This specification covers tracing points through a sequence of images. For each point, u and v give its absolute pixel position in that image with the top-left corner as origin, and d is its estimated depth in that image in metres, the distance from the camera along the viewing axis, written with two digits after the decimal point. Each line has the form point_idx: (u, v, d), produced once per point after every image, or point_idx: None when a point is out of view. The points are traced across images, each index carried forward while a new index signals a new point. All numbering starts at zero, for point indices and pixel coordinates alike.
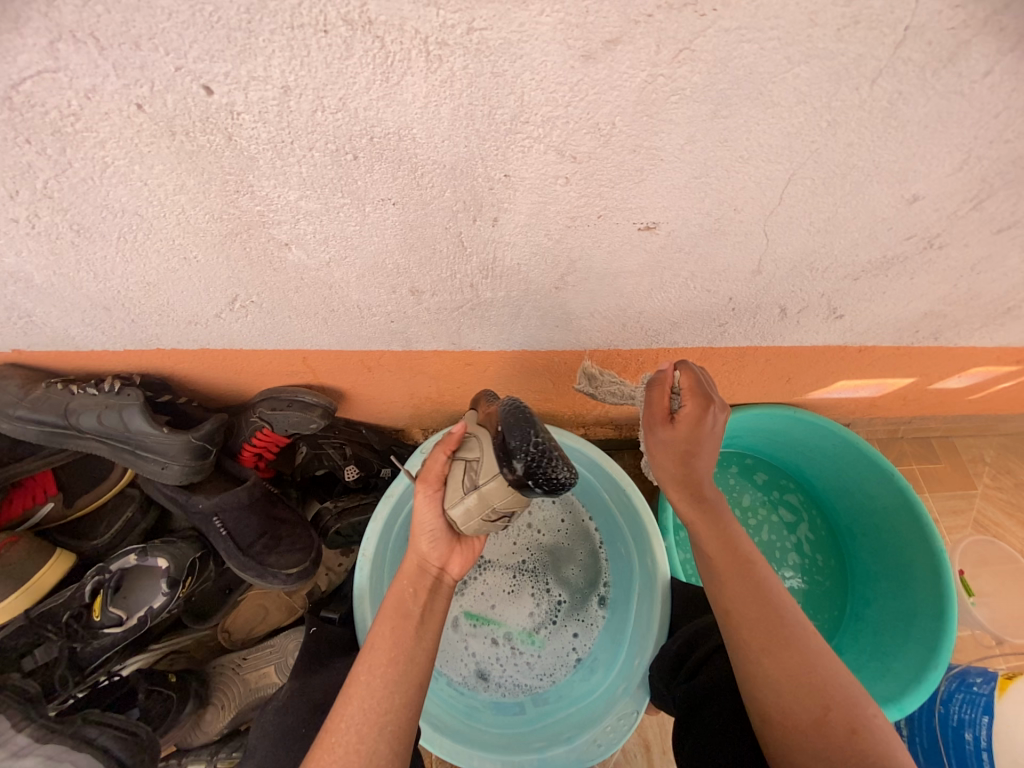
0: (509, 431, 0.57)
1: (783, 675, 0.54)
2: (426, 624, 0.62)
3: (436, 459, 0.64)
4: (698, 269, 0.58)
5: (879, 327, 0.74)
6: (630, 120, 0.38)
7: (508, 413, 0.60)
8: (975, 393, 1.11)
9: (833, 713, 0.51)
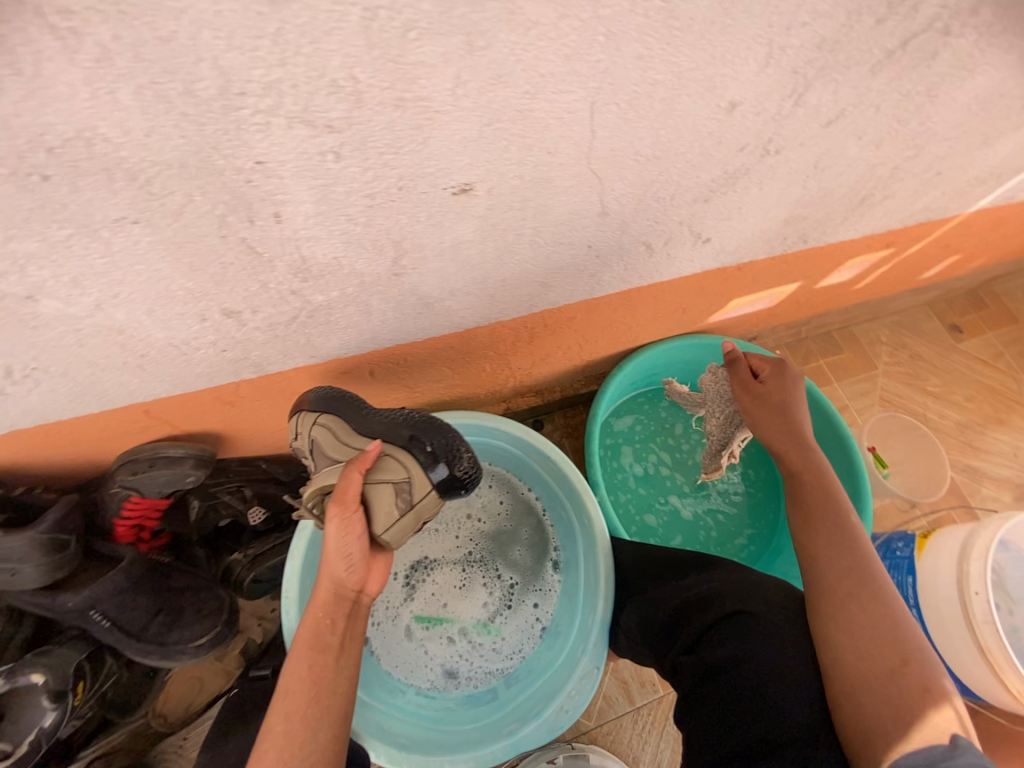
0: (433, 441, 0.64)
1: (872, 633, 0.52)
2: (348, 652, 0.60)
3: (352, 479, 0.61)
4: (541, 224, 0.53)
5: (748, 242, 0.73)
6: (372, 70, 0.31)
7: (417, 424, 0.65)
8: (858, 282, 1.16)
9: (910, 667, 0.50)
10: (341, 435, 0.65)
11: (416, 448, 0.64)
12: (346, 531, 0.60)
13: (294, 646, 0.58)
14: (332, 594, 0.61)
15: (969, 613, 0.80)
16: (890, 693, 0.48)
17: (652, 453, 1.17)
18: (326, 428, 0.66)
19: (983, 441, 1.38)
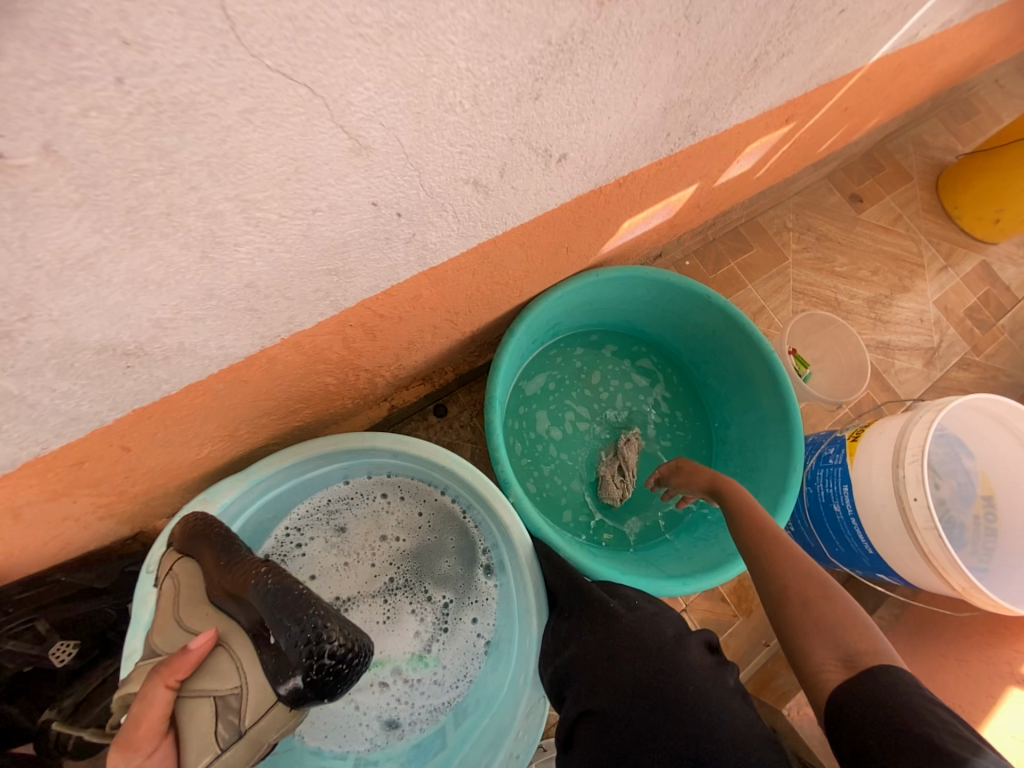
0: (280, 636, 0.44)
1: (795, 573, 0.53)
2: None
3: (155, 700, 0.40)
4: (255, 192, 0.30)
5: (620, 147, 0.53)
6: None
7: (267, 602, 0.45)
8: (760, 168, 1.01)
9: (816, 590, 0.51)
10: (183, 605, 0.48)
11: (262, 641, 0.44)
12: None
13: None
14: None
15: (911, 519, 0.76)
16: (822, 626, 0.48)
17: (570, 411, 1.00)
18: (177, 586, 0.49)
19: (891, 313, 1.35)
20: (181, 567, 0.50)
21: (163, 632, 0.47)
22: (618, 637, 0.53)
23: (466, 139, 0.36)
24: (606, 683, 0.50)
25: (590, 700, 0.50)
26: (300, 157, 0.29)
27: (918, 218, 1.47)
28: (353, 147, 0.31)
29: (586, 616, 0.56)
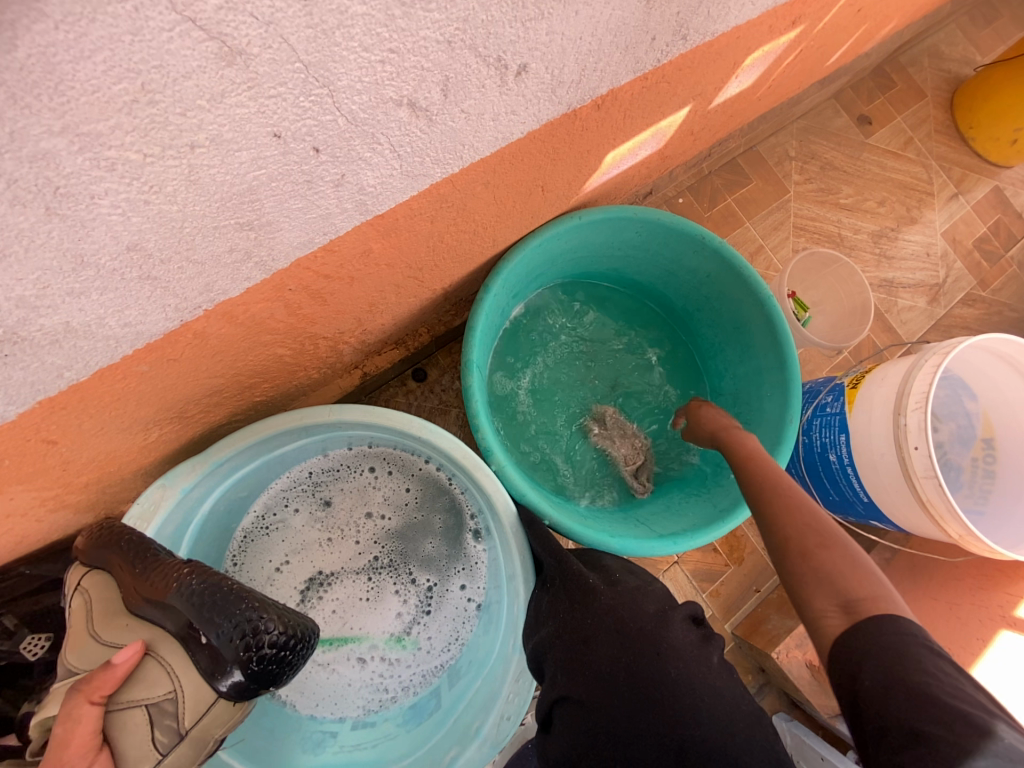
0: (211, 633, 0.49)
1: (795, 524, 0.49)
2: None
3: (83, 717, 0.45)
4: (98, 122, 0.23)
5: (595, 56, 0.43)
6: None
7: (192, 604, 0.50)
8: (761, 86, 0.89)
9: (810, 535, 0.47)
10: (96, 622, 0.52)
11: (192, 642, 0.50)
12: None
13: None
14: None
15: (909, 467, 0.73)
16: (823, 575, 0.45)
17: (555, 367, 0.94)
18: (92, 600, 0.53)
19: (896, 247, 1.26)
20: (91, 583, 0.54)
21: (79, 651, 0.51)
22: (599, 619, 0.50)
23: (387, 42, 0.28)
24: (584, 667, 0.48)
25: (567, 686, 0.48)
26: (147, 68, 0.22)
27: (931, 140, 1.34)
28: (222, 53, 0.23)
29: (566, 596, 0.53)
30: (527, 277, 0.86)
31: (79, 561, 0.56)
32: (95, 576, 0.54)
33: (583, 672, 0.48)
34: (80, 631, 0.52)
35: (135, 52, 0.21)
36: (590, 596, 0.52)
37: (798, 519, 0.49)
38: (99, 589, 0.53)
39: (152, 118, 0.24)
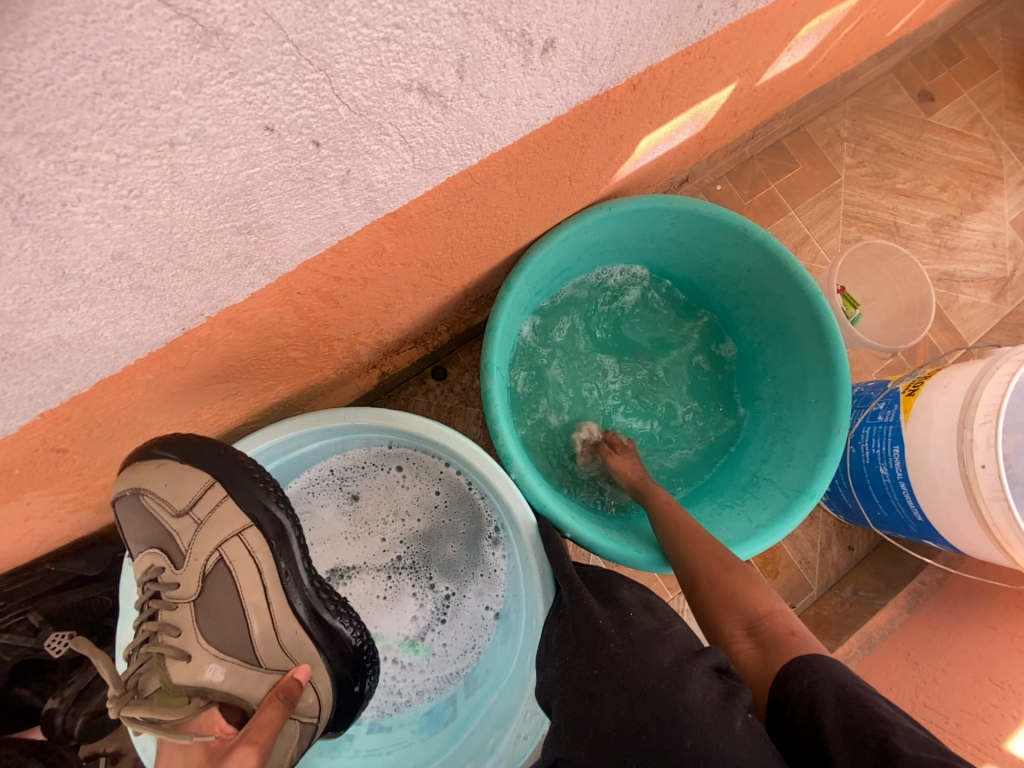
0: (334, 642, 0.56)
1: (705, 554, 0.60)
2: None
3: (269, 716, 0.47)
4: (58, 120, 0.20)
5: (631, 28, 0.38)
6: None
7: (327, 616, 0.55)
8: (813, 60, 0.80)
9: (712, 565, 0.58)
10: (218, 597, 0.52)
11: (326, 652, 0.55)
12: None
13: None
14: None
15: (973, 488, 0.67)
16: (730, 598, 0.55)
17: (580, 366, 0.90)
18: (240, 572, 0.52)
19: (959, 236, 1.15)
20: (231, 555, 0.52)
21: (188, 625, 0.52)
22: (607, 669, 0.47)
23: (390, 16, 0.24)
24: (589, 725, 0.44)
25: (571, 747, 0.44)
26: (106, 54, 0.19)
27: (1004, 116, 1.21)
28: (196, 34, 0.20)
29: (576, 639, 0.52)
30: (551, 274, 0.81)
31: (195, 525, 0.51)
32: (225, 548, 0.52)
33: (586, 732, 0.44)
34: (215, 597, 0.52)
35: (89, 34, 0.18)
36: (599, 641, 0.49)
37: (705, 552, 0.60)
38: (247, 558, 0.52)
39: (120, 113, 0.21)
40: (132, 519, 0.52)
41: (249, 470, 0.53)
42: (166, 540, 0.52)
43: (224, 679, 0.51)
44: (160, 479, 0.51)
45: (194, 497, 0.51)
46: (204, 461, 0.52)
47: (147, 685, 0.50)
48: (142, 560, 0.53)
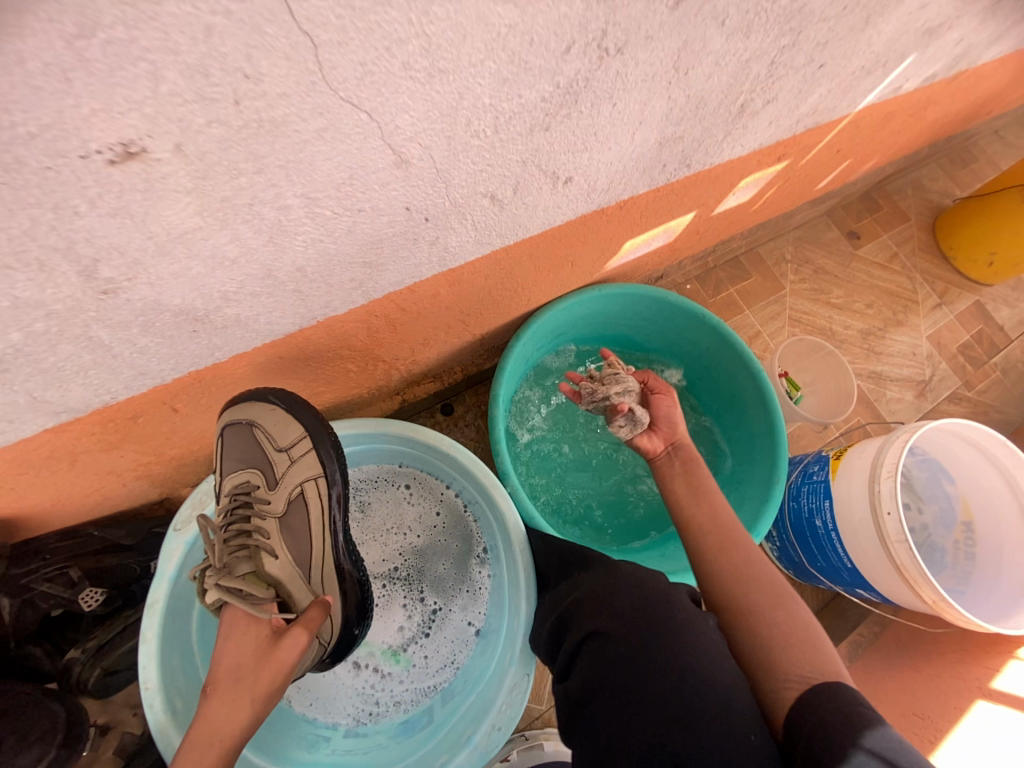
0: (354, 584, 0.70)
1: (762, 580, 0.54)
2: (235, 706, 0.51)
3: (312, 612, 0.62)
4: (317, 194, 0.38)
5: (619, 174, 0.61)
6: None
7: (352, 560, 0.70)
8: (755, 203, 1.09)
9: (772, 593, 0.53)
10: (291, 517, 0.66)
11: (348, 588, 0.69)
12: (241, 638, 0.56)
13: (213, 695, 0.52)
14: (229, 683, 0.52)
15: (884, 531, 0.81)
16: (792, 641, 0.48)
17: (569, 415, 1.07)
18: (316, 504, 0.66)
19: (884, 344, 1.40)
20: (307, 491, 0.66)
21: (268, 532, 0.65)
22: (616, 577, 0.56)
23: (485, 159, 0.44)
24: (607, 606, 0.53)
25: (596, 622, 0.52)
26: (354, 167, 0.37)
27: (914, 257, 1.53)
28: (395, 161, 0.39)
29: (589, 568, 0.62)
30: (550, 335, 1.01)
31: (289, 460, 0.65)
32: (306, 483, 0.66)
33: (603, 611, 0.53)
34: (295, 517, 0.66)
35: (351, 159, 0.36)
36: (606, 565, 0.60)
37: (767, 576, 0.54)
38: (326, 494, 0.66)
39: (344, 193, 0.39)
40: (235, 443, 0.64)
41: (333, 436, 0.68)
42: (264, 466, 0.65)
43: (287, 579, 0.65)
44: (271, 419, 0.64)
45: (294, 440, 0.65)
46: (304, 420, 0.65)
47: (237, 569, 0.62)
48: (237, 476, 0.65)
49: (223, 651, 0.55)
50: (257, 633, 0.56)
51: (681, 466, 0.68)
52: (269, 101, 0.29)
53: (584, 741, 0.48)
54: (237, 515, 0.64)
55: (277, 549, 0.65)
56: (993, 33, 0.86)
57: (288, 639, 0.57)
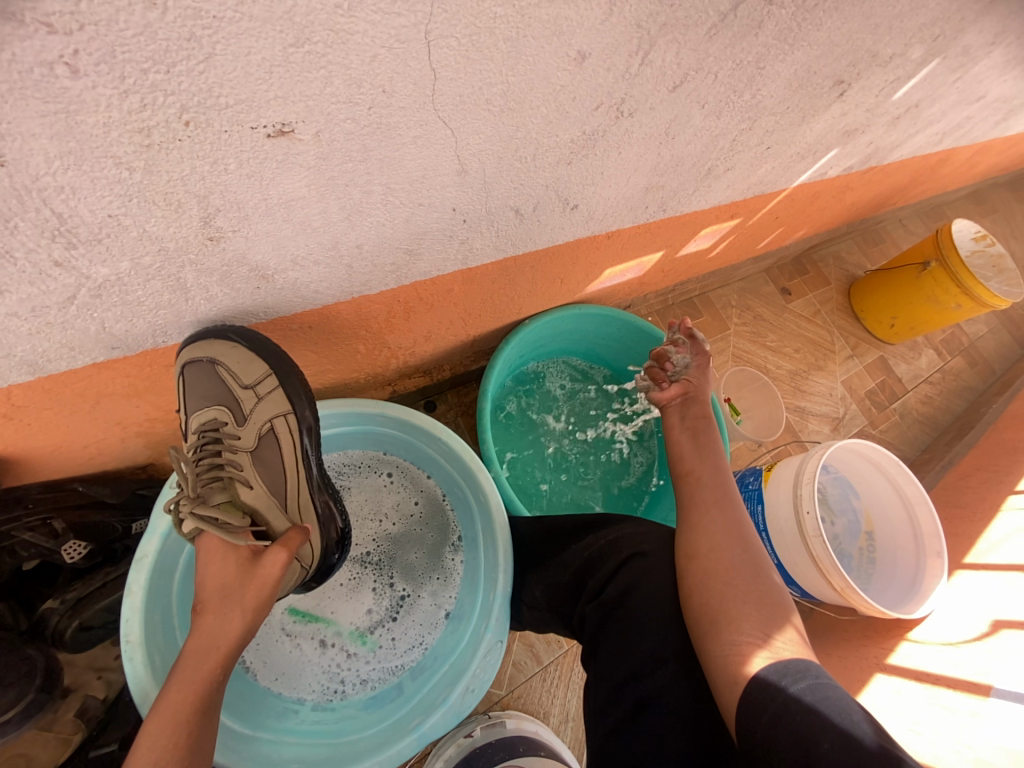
0: (332, 518, 0.75)
1: (719, 543, 0.59)
2: (228, 606, 0.56)
3: (292, 536, 0.65)
4: (394, 183, 0.47)
5: (613, 208, 0.75)
6: None
7: (327, 494, 0.74)
8: (710, 252, 1.28)
9: (730, 553, 0.58)
10: (262, 452, 0.67)
11: (324, 521, 0.73)
12: (224, 557, 0.59)
13: (204, 604, 0.56)
14: (221, 590, 0.57)
15: (804, 528, 0.96)
16: (742, 606, 0.54)
17: (544, 415, 1.21)
18: (287, 440, 0.68)
19: (808, 384, 1.64)
20: (278, 428, 0.67)
21: (245, 465, 0.67)
22: (628, 529, 0.68)
23: (520, 176, 0.56)
24: (635, 543, 0.65)
25: (636, 549, 0.64)
26: (426, 166, 0.47)
27: (835, 314, 1.80)
28: (457, 165, 0.49)
29: (594, 523, 0.73)
30: (532, 345, 1.12)
31: (258, 400, 0.65)
32: (278, 420, 0.67)
33: (629, 548, 0.64)
34: (266, 451, 0.67)
35: (427, 161, 0.46)
36: (610, 520, 0.71)
37: (732, 542, 0.59)
38: (296, 431, 0.68)
39: (412, 186, 0.49)
40: (193, 380, 0.60)
41: (299, 378, 0.67)
42: (230, 403, 0.64)
43: (263, 507, 0.68)
44: (233, 357, 0.60)
45: (260, 378, 0.62)
46: (271, 360, 0.62)
47: (213, 499, 0.65)
48: (204, 414, 0.64)
49: (204, 574, 0.58)
50: (235, 556, 0.60)
51: (688, 429, 0.76)
52: (391, 108, 0.38)
53: (605, 657, 0.60)
54: (206, 452, 0.65)
55: (254, 480, 0.67)
56: (892, 141, 1.11)
57: (270, 557, 0.61)
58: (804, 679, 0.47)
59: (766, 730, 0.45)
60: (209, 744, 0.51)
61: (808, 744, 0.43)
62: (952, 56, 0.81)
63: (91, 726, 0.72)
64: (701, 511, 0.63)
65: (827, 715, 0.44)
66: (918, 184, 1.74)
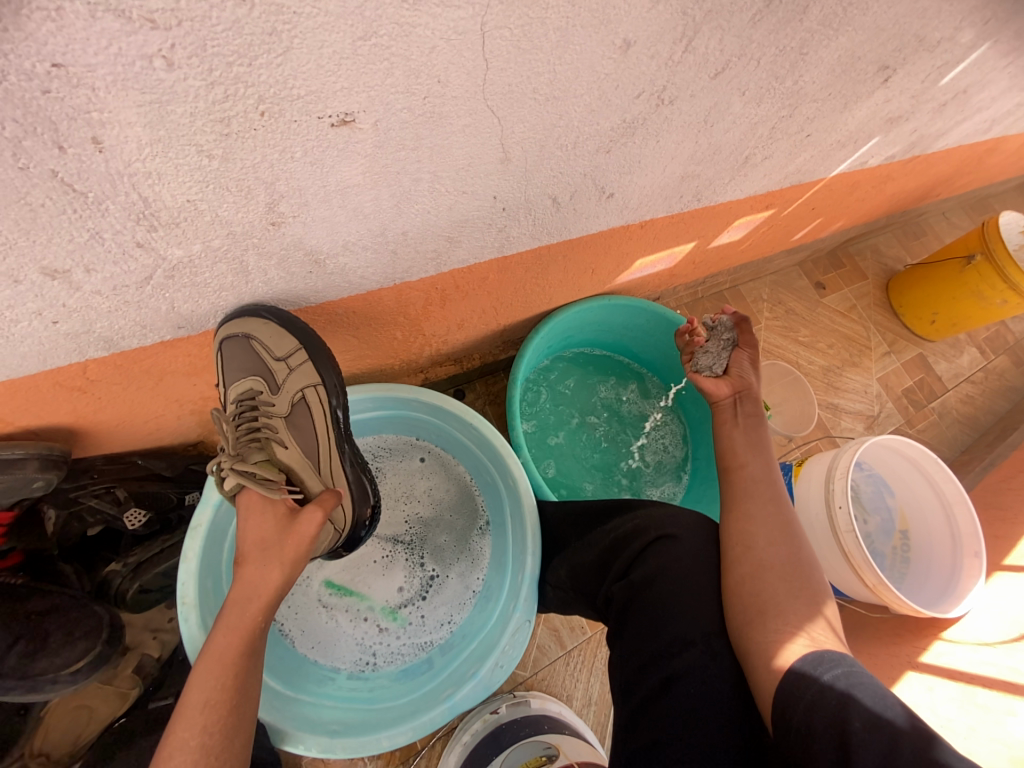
0: (363, 484, 0.79)
1: (769, 540, 0.60)
2: (270, 560, 0.59)
3: (328, 495, 0.69)
4: (440, 171, 0.49)
5: (648, 197, 0.75)
6: None
7: (355, 459, 0.78)
8: (742, 243, 1.26)
9: (783, 552, 0.59)
10: (295, 418, 0.71)
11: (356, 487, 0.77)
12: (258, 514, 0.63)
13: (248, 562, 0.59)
14: (259, 543, 0.61)
15: (836, 524, 0.95)
16: (794, 601, 0.55)
17: (572, 406, 1.23)
18: (317, 408, 0.71)
19: (841, 381, 1.60)
20: (309, 396, 0.70)
21: (278, 429, 0.70)
22: (655, 510, 0.69)
23: (558, 163, 0.57)
24: (663, 522, 0.66)
25: (670, 529, 0.65)
26: (470, 155, 0.49)
27: (871, 309, 1.75)
28: (500, 152, 0.50)
29: (618, 506, 0.74)
30: (559, 336, 1.14)
31: (290, 370, 0.67)
32: (309, 389, 0.69)
33: (659, 525, 0.66)
34: (299, 417, 0.71)
35: (471, 151, 0.48)
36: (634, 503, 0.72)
37: (785, 542, 0.60)
38: (325, 400, 0.71)
39: (455, 175, 0.51)
40: (231, 356, 0.63)
41: (329, 352, 0.69)
42: (265, 374, 0.66)
43: (298, 469, 0.72)
44: (267, 333, 0.62)
45: (291, 351, 0.64)
46: (300, 336, 0.64)
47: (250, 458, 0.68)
48: (239, 385, 0.66)
49: (245, 527, 0.62)
50: (273, 512, 0.63)
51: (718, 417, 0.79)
52: (442, 98, 0.40)
53: (631, 633, 0.61)
54: (244, 417, 0.68)
55: (288, 443, 0.71)
56: (937, 129, 1.07)
57: (306, 515, 0.64)
58: (842, 668, 0.48)
59: (802, 717, 0.46)
60: (252, 690, 0.55)
61: (841, 727, 0.44)
62: (1006, 39, 0.78)
63: (147, 680, 0.79)
64: (756, 508, 0.63)
65: (861, 701, 0.45)
66: (964, 174, 1.67)
